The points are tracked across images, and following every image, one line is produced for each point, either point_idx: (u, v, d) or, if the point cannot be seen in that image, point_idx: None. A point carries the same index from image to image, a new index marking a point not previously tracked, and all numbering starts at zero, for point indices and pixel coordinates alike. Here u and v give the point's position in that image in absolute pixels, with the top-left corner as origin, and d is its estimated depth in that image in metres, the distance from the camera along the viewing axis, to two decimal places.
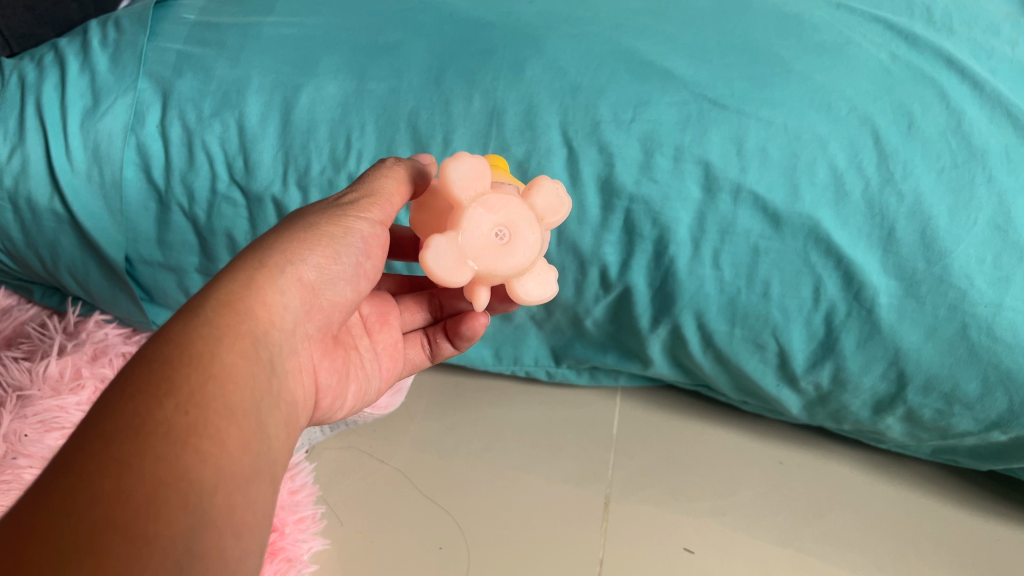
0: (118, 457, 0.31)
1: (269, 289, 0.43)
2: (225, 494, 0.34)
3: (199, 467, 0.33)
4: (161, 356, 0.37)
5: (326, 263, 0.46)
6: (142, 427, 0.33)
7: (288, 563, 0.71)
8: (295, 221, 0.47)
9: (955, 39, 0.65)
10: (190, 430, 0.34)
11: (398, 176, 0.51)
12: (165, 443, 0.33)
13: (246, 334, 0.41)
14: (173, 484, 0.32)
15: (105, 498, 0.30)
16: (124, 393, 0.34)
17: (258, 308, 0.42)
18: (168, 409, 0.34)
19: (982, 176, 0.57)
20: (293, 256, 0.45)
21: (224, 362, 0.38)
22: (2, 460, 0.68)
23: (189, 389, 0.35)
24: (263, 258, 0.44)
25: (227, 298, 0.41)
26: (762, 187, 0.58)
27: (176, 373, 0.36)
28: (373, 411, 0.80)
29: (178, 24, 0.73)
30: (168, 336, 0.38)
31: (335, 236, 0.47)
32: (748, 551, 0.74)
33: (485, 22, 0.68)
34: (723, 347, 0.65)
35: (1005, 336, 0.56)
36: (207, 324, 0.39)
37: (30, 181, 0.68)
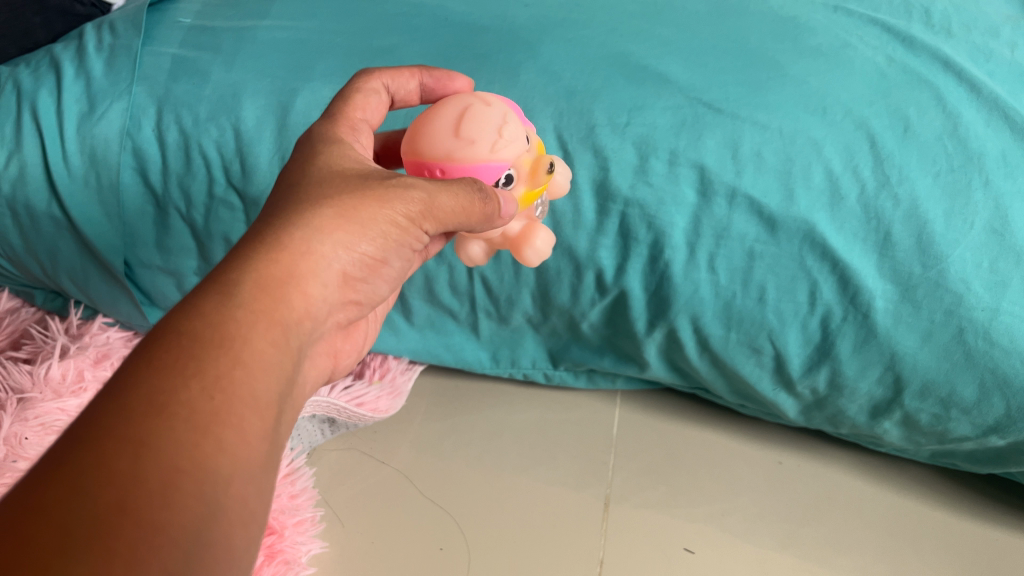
0: (137, 437, 0.29)
1: (310, 278, 0.40)
2: (243, 483, 0.31)
3: (220, 455, 0.31)
4: (189, 332, 0.34)
5: (368, 259, 0.43)
6: (165, 408, 0.30)
7: (286, 565, 0.71)
8: (349, 201, 0.42)
9: (953, 42, 0.64)
10: (212, 416, 0.31)
11: (472, 210, 0.44)
12: (186, 427, 0.30)
13: (281, 321, 0.37)
14: (190, 471, 0.29)
15: (118, 478, 0.28)
16: (148, 367, 0.32)
17: (296, 295, 0.39)
18: (193, 391, 0.31)
19: (979, 180, 0.57)
20: (340, 249, 0.41)
21: (256, 348, 0.35)
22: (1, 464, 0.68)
23: (217, 373, 0.33)
24: (309, 244, 0.40)
25: (265, 278, 0.38)
26: (757, 192, 0.58)
27: (204, 354, 0.33)
28: (373, 414, 0.81)
29: (174, 29, 0.73)
30: (201, 313, 0.35)
31: (383, 234, 0.43)
32: (747, 553, 0.73)
33: (480, 26, 0.68)
34: (719, 351, 0.64)
35: (1002, 342, 0.56)
36: (241, 305, 0.36)
37: (28, 186, 0.69)
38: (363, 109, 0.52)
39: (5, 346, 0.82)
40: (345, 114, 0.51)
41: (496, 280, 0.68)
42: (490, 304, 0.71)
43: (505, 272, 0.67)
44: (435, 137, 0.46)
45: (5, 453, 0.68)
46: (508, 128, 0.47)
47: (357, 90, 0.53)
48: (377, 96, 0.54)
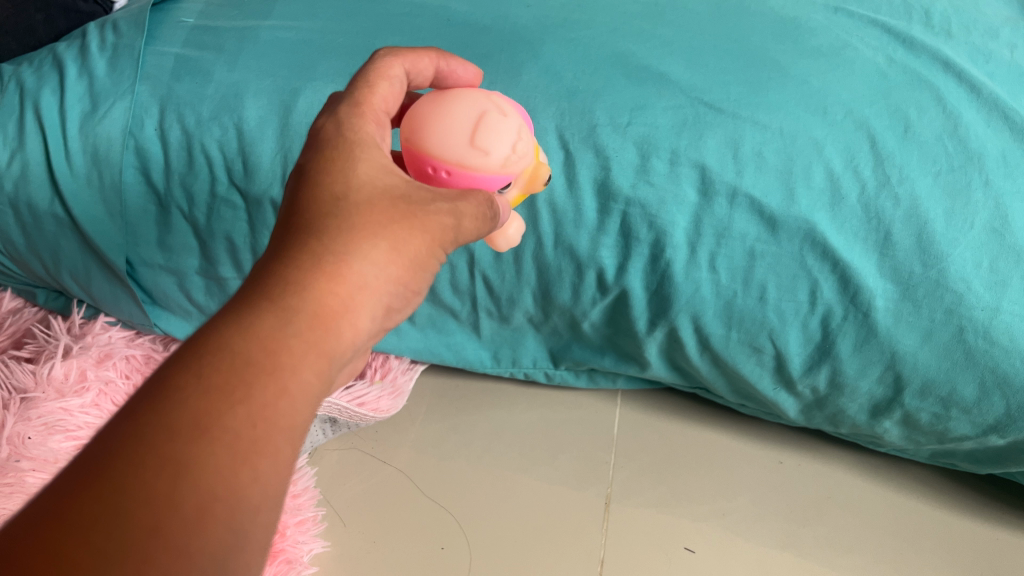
0: (177, 458, 0.27)
1: (362, 308, 0.36)
2: (272, 514, 0.30)
3: (256, 485, 0.29)
4: (240, 352, 0.31)
5: (414, 292, 0.39)
6: (208, 432, 0.28)
7: (288, 565, 0.71)
8: (404, 222, 0.38)
9: (953, 43, 0.65)
10: (253, 448, 0.29)
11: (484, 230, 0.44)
12: (227, 455, 0.28)
13: (330, 353, 0.34)
14: (225, 501, 0.28)
15: (154, 498, 0.26)
16: (196, 384, 0.29)
17: (348, 328, 0.35)
18: (238, 418, 0.29)
19: (978, 180, 0.57)
20: (390, 280, 0.37)
21: (304, 382, 0.32)
22: (4, 463, 0.69)
23: (262, 403, 0.30)
24: (364, 272, 0.36)
25: (323, 304, 0.34)
26: (758, 192, 0.58)
27: (252, 380, 0.30)
28: (375, 414, 0.81)
29: (177, 28, 0.74)
30: (255, 329, 0.32)
31: (429, 264, 0.40)
32: (746, 552, 0.74)
33: (482, 26, 0.68)
34: (720, 350, 0.65)
35: (1002, 341, 0.56)
36: (294, 331, 0.33)
37: (31, 185, 0.69)
38: (384, 98, 0.47)
39: (8, 345, 0.82)
40: (366, 103, 0.45)
41: (497, 279, 0.68)
42: (491, 303, 0.71)
43: (506, 271, 0.67)
44: (451, 144, 0.44)
45: (9, 453, 0.69)
46: (522, 143, 0.47)
47: (374, 75, 0.47)
48: (397, 84, 0.48)
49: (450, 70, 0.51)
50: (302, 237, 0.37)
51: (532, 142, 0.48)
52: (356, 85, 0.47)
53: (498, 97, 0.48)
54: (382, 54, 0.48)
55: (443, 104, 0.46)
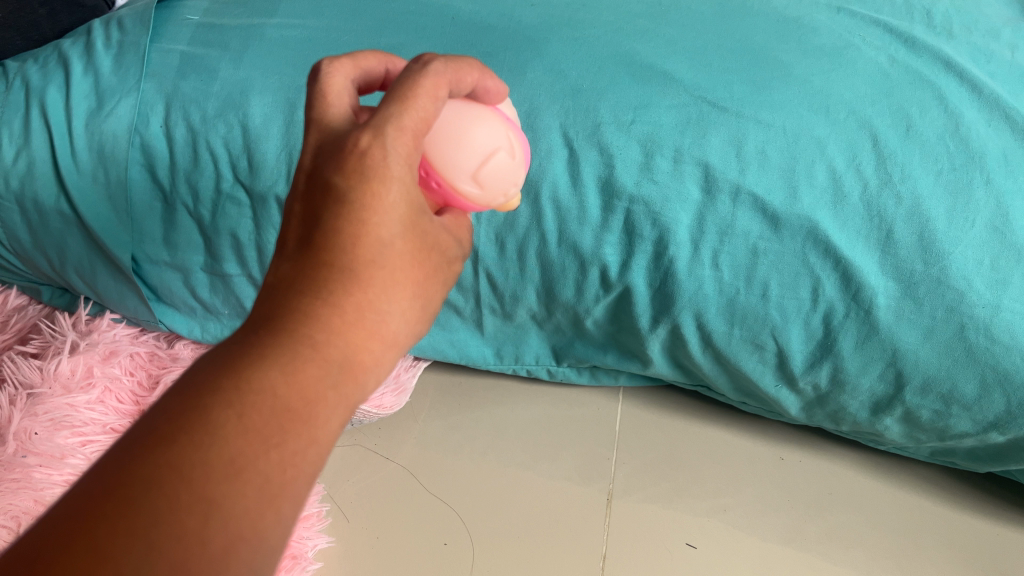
0: (212, 497, 0.29)
1: (385, 359, 0.38)
2: (283, 556, 0.31)
3: (276, 529, 0.31)
4: (278, 397, 0.33)
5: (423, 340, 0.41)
6: (242, 474, 0.30)
7: (293, 560, 0.72)
8: (430, 272, 0.40)
9: (954, 43, 0.65)
10: (279, 492, 0.31)
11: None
12: (257, 499, 0.30)
13: (354, 403, 0.36)
14: (248, 541, 0.30)
15: (183, 532, 0.28)
16: (236, 425, 0.31)
17: (371, 380, 0.37)
18: (271, 463, 0.31)
19: (980, 179, 0.58)
20: (412, 332, 0.39)
21: (329, 432, 0.34)
22: (11, 459, 0.69)
23: (293, 450, 0.32)
24: (393, 324, 0.38)
25: (354, 355, 0.36)
26: (761, 189, 0.59)
27: (287, 427, 0.32)
28: (378, 410, 0.81)
29: (182, 26, 0.74)
30: (295, 374, 0.33)
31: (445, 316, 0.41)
32: (747, 548, 0.74)
33: (486, 24, 0.69)
34: (722, 347, 0.65)
35: (1003, 339, 0.56)
36: (329, 382, 0.34)
37: (37, 182, 0.69)
38: (426, 118, 0.40)
39: (13, 341, 0.82)
40: (407, 127, 0.38)
41: (501, 277, 0.68)
42: (494, 300, 0.71)
43: (510, 268, 0.67)
44: (458, 166, 0.44)
45: (16, 448, 0.70)
46: (517, 183, 0.48)
47: (418, 92, 0.39)
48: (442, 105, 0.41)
49: (484, 90, 0.46)
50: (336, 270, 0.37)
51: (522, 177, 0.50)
52: (395, 93, 0.39)
53: (514, 131, 0.48)
54: (433, 65, 0.40)
55: (466, 119, 0.45)
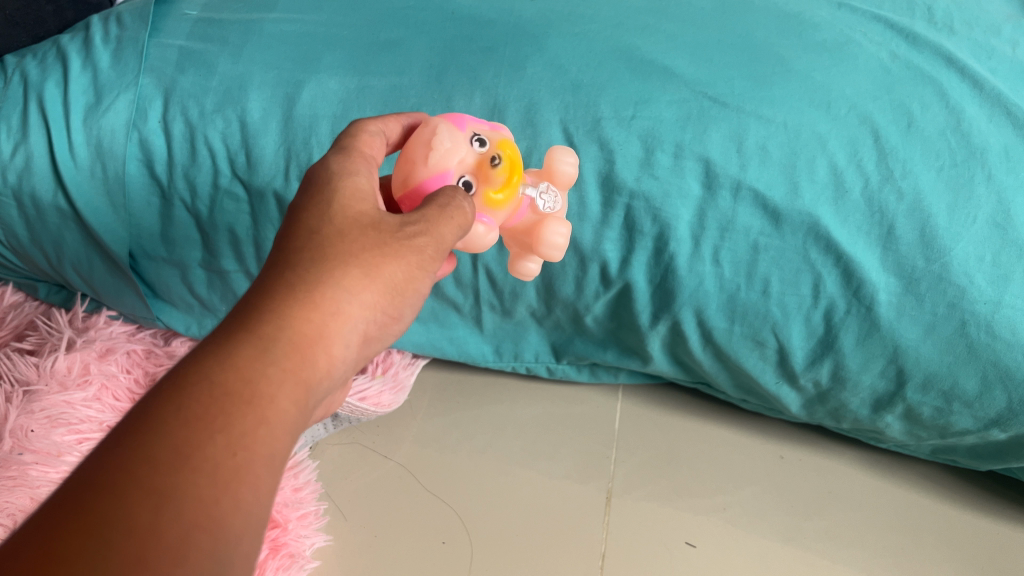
0: (160, 487, 0.27)
1: (340, 337, 0.36)
2: (252, 543, 0.29)
3: (237, 515, 0.29)
4: (217, 381, 0.31)
5: (389, 319, 0.39)
6: (189, 461, 0.28)
7: (291, 559, 0.71)
8: (377, 247, 0.39)
9: (955, 39, 0.65)
10: (233, 474, 0.29)
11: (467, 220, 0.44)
12: (209, 484, 0.28)
13: (307, 381, 0.34)
14: (206, 529, 0.27)
15: (136, 529, 0.26)
16: (177, 414, 0.29)
17: (324, 359, 0.35)
18: (218, 447, 0.29)
19: (981, 175, 0.57)
20: (367, 306, 0.38)
21: (282, 410, 0.32)
22: (7, 456, 0.68)
23: (243, 430, 0.30)
24: (341, 299, 0.37)
25: (299, 334, 0.35)
26: (762, 185, 0.58)
27: (232, 408, 0.31)
28: (376, 408, 0.81)
29: (180, 21, 0.73)
30: (235, 359, 0.32)
31: (407, 288, 0.39)
32: (747, 546, 0.74)
33: (487, 19, 0.68)
34: (723, 344, 0.65)
35: (1004, 335, 0.56)
36: (271, 360, 0.33)
37: (34, 176, 0.69)
38: (371, 146, 0.46)
39: (9, 338, 0.82)
40: (350, 150, 0.44)
41: (501, 273, 0.68)
42: (493, 296, 0.71)
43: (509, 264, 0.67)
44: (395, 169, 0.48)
45: (13, 446, 0.69)
46: (438, 144, 0.46)
47: (354, 131, 0.46)
48: (378, 136, 0.47)
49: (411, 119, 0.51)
50: (274, 272, 0.37)
51: (467, 142, 0.47)
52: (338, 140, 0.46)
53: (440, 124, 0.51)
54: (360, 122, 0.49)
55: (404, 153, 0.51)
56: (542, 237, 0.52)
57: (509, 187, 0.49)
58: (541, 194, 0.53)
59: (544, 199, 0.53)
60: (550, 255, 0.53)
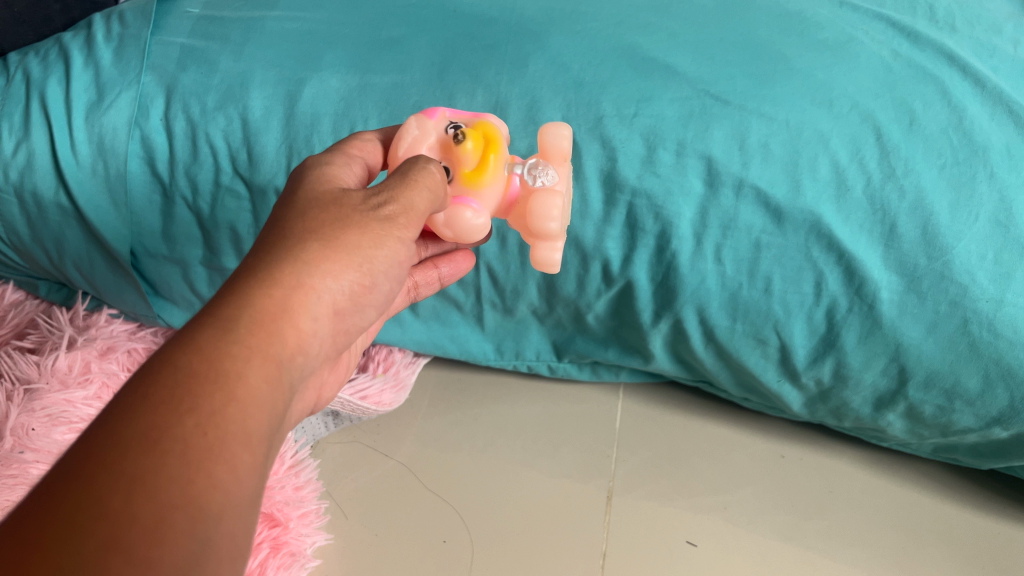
0: (131, 472, 0.28)
1: (303, 312, 0.38)
2: (231, 520, 0.30)
3: (213, 492, 0.29)
4: (183, 367, 0.32)
5: (359, 288, 0.41)
6: (159, 444, 0.29)
7: (292, 557, 0.71)
8: (335, 229, 0.41)
9: (957, 37, 0.65)
10: (205, 453, 0.30)
11: (436, 186, 0.46)
12: (180, 464, 0.29)
13: (274, 356, 0.36)
14: (181, 510, 0.28)
15: (110, 515, 0.27)
16: (143, 402, 0.31)
17: (290, 336, 0.37)
18: (187, 428, 0.30)
19: (983, 173, 0.57)
20: (330, 280, 0.39)
21: (249, 387, 0.34)
22: (8, 455, 0.68)
23: (211, 410, 0.31)
24: (301, 278, 0.39)
25: (260, 315, 0.36)
26: (764, 183, 0.58)
27: (198, 389, 0.32)
28: (378, 407, 0.81)
29: (182, 18, 0.73)
30: (199, 345, 0.34)
31: (373, 259, 0.41)
32: (748, 545, 0.74)
33: (489, 17, 0.68)
34: (724, 342, 0.65)
35: (1006, 333, 0.56)
36: (235, 341, 0.34)
37: (36, 174, 0.68)
38: (361, 150, 0.51)
39: (10, 336, 0.82)
40: (339, 152, 0.49)
41: (502, 271, 0.68)
42: (495, 295, 0.71)
43: (511, 262, 0.67)
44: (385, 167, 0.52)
45: (13, 444, 0.69)
46: (406, 133, 0.50)
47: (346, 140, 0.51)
48: (371, 143, 0.52)
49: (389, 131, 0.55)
50: (238, 271, 0.39)
51: (438, 128, 0.50)
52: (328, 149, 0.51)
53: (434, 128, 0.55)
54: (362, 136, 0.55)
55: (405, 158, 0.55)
56: (537, 211, 0.51)
57: (483, 162, 0.50)
58: (531, 171, 0.52)
59: (535, 174, 0.52)
60: (552, 225, 0.51)
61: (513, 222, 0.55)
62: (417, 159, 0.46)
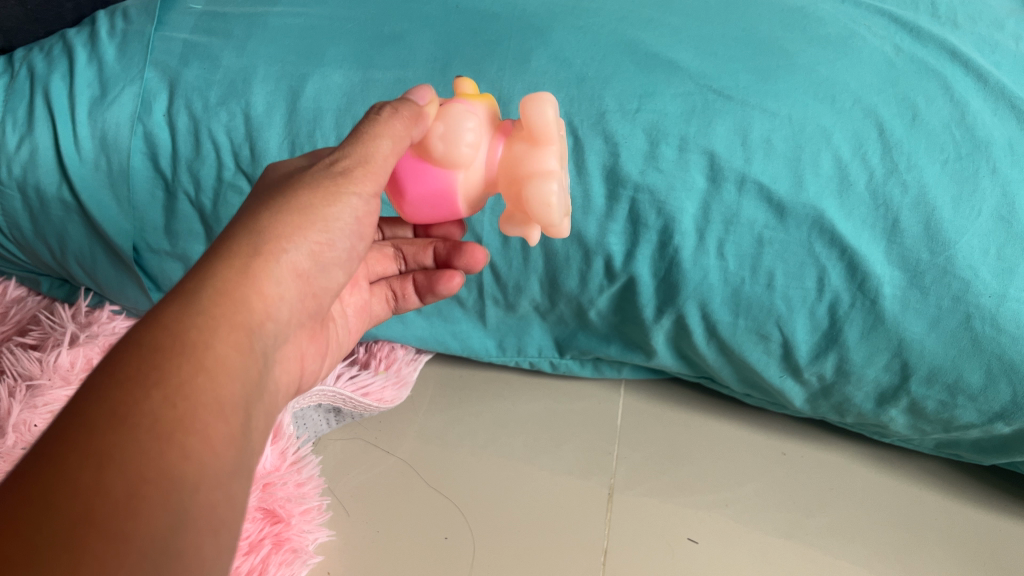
0: (101, 449, 0.28)
1: (266, 279, 0.39)
2: (208, 489, 0.30)
3: (186, 463, 0.30)
4: (148, 343, 0.33)
5: (318, 248, 0.42)
6: (127, 419, 0.29)
7: (294, 553, 0.70)
8: (287, 198, 0.42)
9: (959, 33, 0.65)
10: (175, 425, 0.30)
11: (396, 134, 0.43)
12: (150, 437, 0.29)
13: (242, 324, 0.36)
14: (155, 482, 0.28)
15: (82, 492, 0.27)
16: (110, 380, 0.31)
17: (254, 306, 0.38)
18: (155, 401, 0.30)
19: (986, 168, 0.57)
20: (287, 243, 0.40)
21: (217, 355, 0.34)
22: (11, 451, 0.68)
23: (179, 380, 0.32)
24: (261, 248, 0.39)
25: (224, 287, 0.37)
26: (767, 178, 0.58)
27: (165, 362, 0.32)
28: (379, 404, 0.81)
29: (185, 15, 0.73)
30: (162, 321, 0.34)
31: (327, 218, 0.42)
32: (750, 543, 0.74)
33: (491, 13, 0.68)
34: (727, 338, 0.65)
35: (1009, 328, 0.56)
36: (200, 313, 0.35)
37: (38, 169, 0.68)
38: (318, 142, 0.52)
39: (11, 332, 0.82)
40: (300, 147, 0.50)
41: (504, 266, 0.68)
42: (497, 291, 0.71)
43: (514, 258, 0.67)
44: None
45: (16, 440, 0.69)
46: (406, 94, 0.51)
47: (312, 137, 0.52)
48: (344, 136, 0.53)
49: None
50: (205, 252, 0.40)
51: None
52: None
53: None
54: None
55: None
56: (532, 108, 0.44)
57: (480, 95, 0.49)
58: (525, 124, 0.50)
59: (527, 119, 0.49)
60: (550, 115, 0.44)
61: (505, 172, 0.47)
62: (372, 112, 0.44)
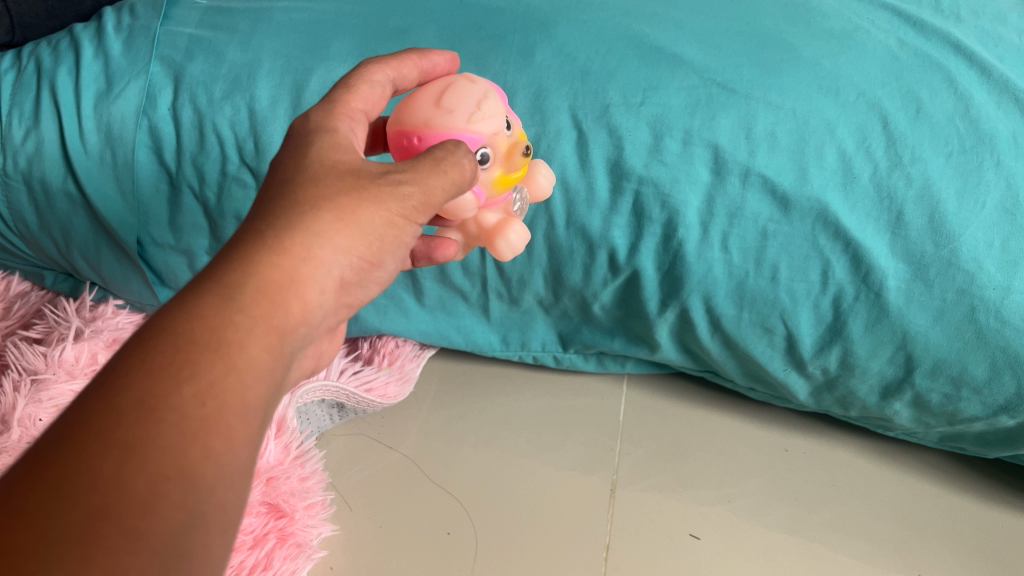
0: (126, 441, 0.28)
1: (311, 285, 0.38)
2: (224, 491, 0.30)
3: (207, 463, 0.30)
4: (181, 332, 0.33)
5: (366, 266, 0.41)
6: (156, 411, 0.30)
7: (298, 548, 0.70)
8: (350, 202, 0.40)
9: (963, 26, 0.65)
10: (202, 424, 0.30)
11: (463, 173, 0.44)
12: (176, 434, 0.29)
13: (279, 328, 0.36)
14: (174, 480, 0.28)
15: (101, 482, 0.27)
16: (140, 368, 0.31)
17: (294, 310, 0.37)
18: (185, 397, 0.31)
19: (990, 161, 0.57)
20: (340, 255, 0.39)
21: (249, 356, 0.34)
22: (17, 445, 0.68)
23: (210, 378, 0.32)
24: (310, 248, 0.38)
25: (266, 284, 0.36)
26: (771, 170, 0.59)
27: (198, 357, 0.32)
28: (382, 400, 0.82)
29: (190, 9, 0.74)
30: (200, 313, 0.34)
31: (383, 241, 0.41)
32: (753, 538, 0.74)
33: (496, 7, 0.68)
34: (731, 331, 0.65)
35: (1014, 320, 0.56)
36: (238, 311, 0.35)
37: (44, 162, 0.69)
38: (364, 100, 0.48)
39: (16, 326, 0.82)
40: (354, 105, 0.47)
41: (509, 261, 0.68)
42: (501, 285, 0.71)
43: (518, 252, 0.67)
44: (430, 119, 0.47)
45: (21, 434, 0.69)
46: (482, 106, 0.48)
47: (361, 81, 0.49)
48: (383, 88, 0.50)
49: (433, 66, 0.54)
50: (242, 235, 0.39)
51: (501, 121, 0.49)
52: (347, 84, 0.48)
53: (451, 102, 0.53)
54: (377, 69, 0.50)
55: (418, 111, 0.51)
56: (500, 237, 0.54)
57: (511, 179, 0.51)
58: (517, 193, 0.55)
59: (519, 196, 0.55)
60: (504, 249, 0.54)
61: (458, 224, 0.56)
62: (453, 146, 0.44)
